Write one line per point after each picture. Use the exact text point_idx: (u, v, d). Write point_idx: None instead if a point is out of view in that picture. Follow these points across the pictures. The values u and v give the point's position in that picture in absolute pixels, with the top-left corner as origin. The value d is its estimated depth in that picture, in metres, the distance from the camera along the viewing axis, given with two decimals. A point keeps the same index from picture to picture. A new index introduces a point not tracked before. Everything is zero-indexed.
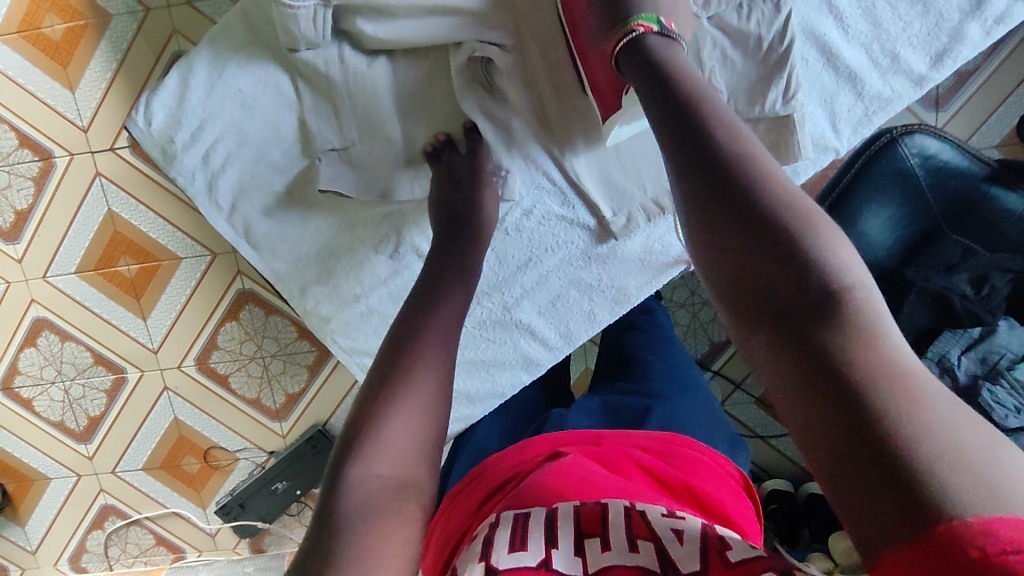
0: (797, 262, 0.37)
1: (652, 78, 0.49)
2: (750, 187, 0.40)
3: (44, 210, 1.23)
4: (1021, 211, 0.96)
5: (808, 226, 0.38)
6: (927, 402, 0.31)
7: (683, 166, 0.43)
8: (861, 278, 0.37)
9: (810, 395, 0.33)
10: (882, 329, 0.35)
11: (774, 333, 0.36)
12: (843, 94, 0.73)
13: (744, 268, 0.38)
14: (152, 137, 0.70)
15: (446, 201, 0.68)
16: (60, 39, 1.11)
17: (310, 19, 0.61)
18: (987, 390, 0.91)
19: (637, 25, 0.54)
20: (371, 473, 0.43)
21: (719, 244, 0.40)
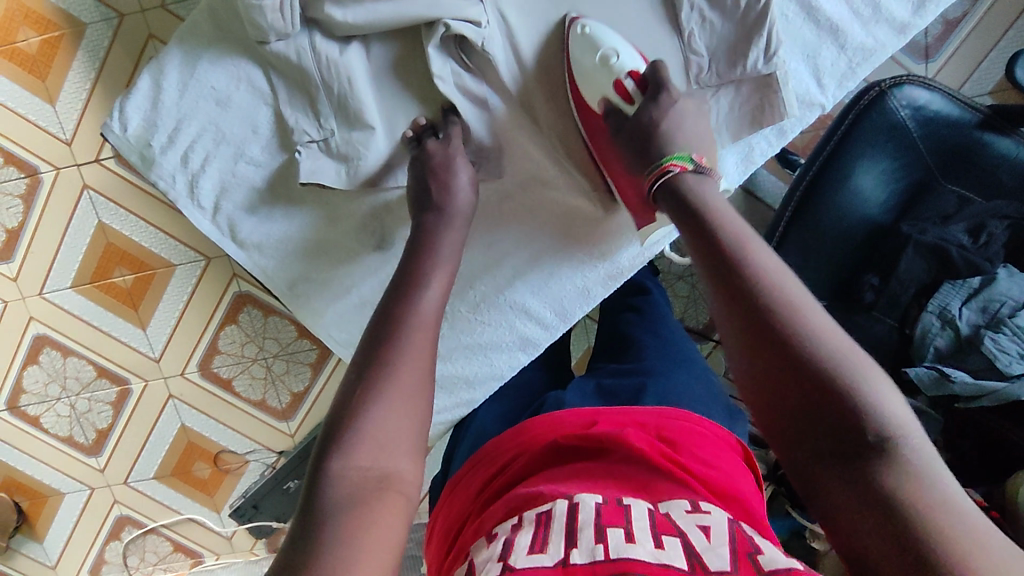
0: (851, 408, 0.42)
1: (693, 216, 0.55)
2: (800, 337, 0.45)
3: (34, 226, 1.24)
4: (1014, 156, 0.95)
5: (857, 373, 0.44)
6: (979, 537, 0.36)
7: (733, 316, 0.48)
8: (910, 424, 0.42)
9: (876, 531, 0.38)
10: (934, 469, 0.40)
11: (838, 477, 0.41)
12: (826, 47, 0.72)
13: (804, 415, 0.44)
14: (129, 142, 0.69)
15: (417, 191, 0.67)
16: (36, 52, 1.14)
17: (276, 9, 0.61)
18: (990, 338, 0.90)
19: (671, 164, 0.59)
20: (351, 466, 0.45)
21: (776, 388, 0.45)
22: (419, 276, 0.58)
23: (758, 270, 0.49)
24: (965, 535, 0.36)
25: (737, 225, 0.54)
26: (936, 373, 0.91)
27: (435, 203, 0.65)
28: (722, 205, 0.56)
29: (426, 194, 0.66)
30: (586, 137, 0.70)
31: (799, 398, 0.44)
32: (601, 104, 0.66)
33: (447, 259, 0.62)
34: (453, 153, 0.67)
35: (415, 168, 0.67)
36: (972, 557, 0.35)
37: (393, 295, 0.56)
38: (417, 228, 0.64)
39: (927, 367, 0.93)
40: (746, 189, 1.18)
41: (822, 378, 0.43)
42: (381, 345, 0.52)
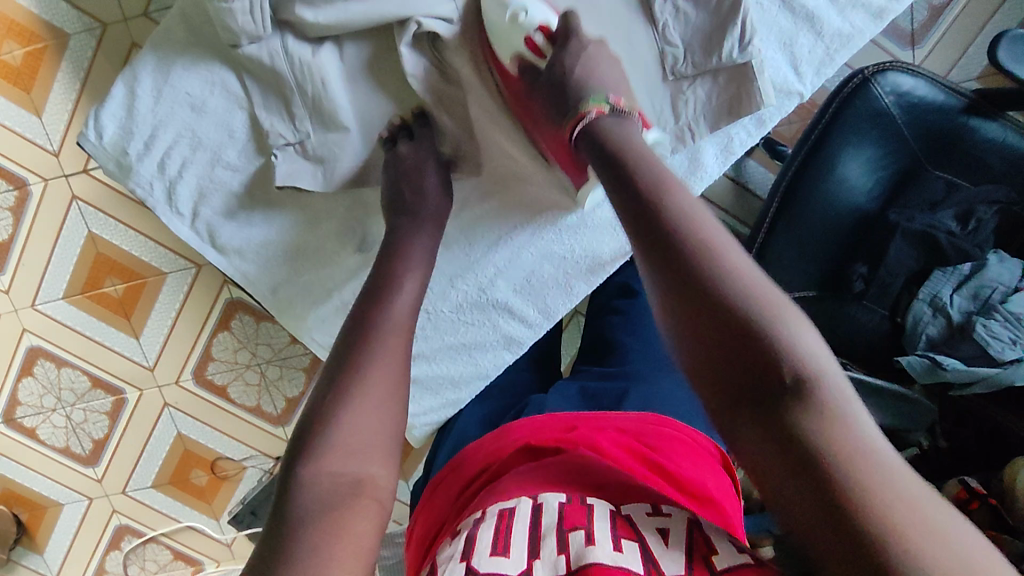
0: (766, 351, 0.41)
1: (612, 160, 0.53)
2: (715, 277, 0.44)
3: (25, 238, 1.24)
4: (1003, 141, 0.94)
5: (771, 312, 0.42)
6: (888, 474, 0.35)
7: (648, 257, 0.47)
8: (824, 359, 0.41)
9: (790, 474, 0.37)
10: (849, 410, 0.39)
11: (754, 422, 0.40)
12: (803, 35, 0.71)
13: (721, 358, 0.42)
14: (106, 151, 0.69)
15: (394, 193, 0.66)
16: (20, 64, 1.14)
17: (246, 12, 0.60)
18: (981, 324, 0.90)
19: (589, 109, 0.57)
20: (323, 472, 0.45)
21: (693, 330, 0.43)
22: (394, 279, 0.58)
23: (673, 208, 0.48)
24: (876, 481, 0.35)
25: (656, 165, 0.52)
26: (929, 362, 0.91)
27: (411, 206, 0.65)
28: (642, 146, 0.54)
29: (401, 197, 0.66)
30: (509, 98, 0.67)
31: (715, 343, 0.42)
32: (513, 63, 0.63)
33: (421, 263, 0.62)
34: (426, 156, 0.67)
35: (391, 171, 0.66)
36: (883, 504, 0.34)
37: (368, 298, 0.56)
38: (392, 231, 0.64)
39: (920, 356, 0.93)
40: (734, 179, 1.17)
41: (737, 321, 0.42)
42: (354, 347, 0.52)
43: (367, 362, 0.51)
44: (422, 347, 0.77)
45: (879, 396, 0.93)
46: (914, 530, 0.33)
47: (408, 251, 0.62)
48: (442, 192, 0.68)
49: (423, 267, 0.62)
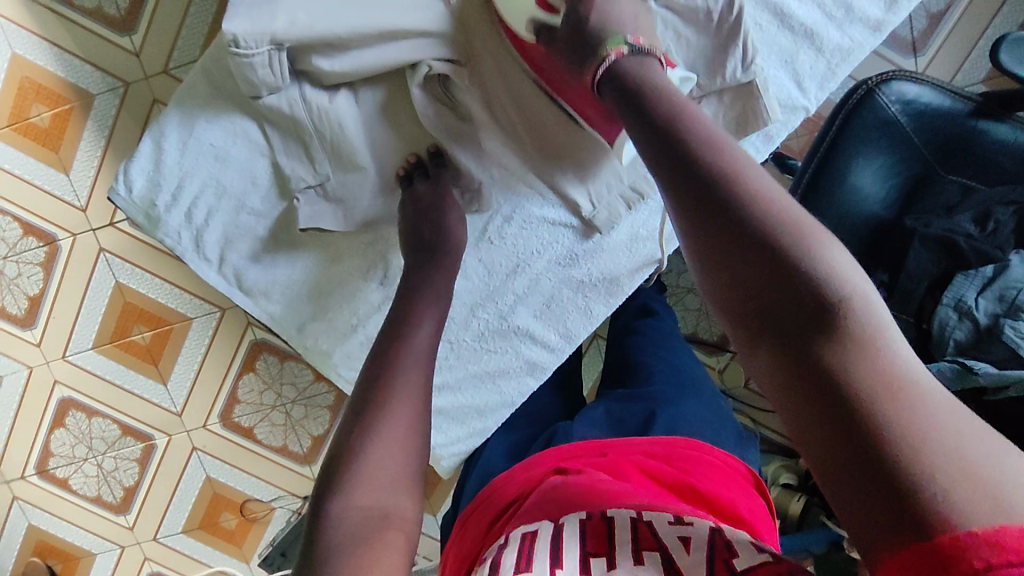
0: (797, 281, 0.38)
1: (630, 101, 0.51)
2: (739, 200, 0.41)
3: (54, 292, 1.29)
4: (1014, 141, 0.94)
5: (804, 240, 0.39)
6: (928, 406, 0.32)
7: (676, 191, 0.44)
8: (862, 291, 0.38)
9: (817, 409, 0.34)
10: (883, 338, 0.36)
11: (780, 358, 0.37)
12: (803, 52, 0.72)
13: (742, 291, 0.39)
14: (135, 204, 0.72)
15: (412, 232, 0.68)
16: (48, 125, 1.20)
17: (266, 65, 0.63)
18: (1009, 326, 0.90)
19: (610, 51, 0.55)
20: (354, 505, 0.46)
21: (717, 272, 0.41)
22: (415, 313, 0.60)
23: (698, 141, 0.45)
24: (908, 404, 0.32)
25: (677, 99, 0.50)
26: (958, 366, 0.91)
27: (428, 241, 0.67)
28: (661, 81, 0.52)
29: (418, 234, 0.68)
30: (533, 72, 0.66)
31: (742, 285, 0.39)
32: (528, 29, 0.62)
33: (442, 297, 0.63)
34: (444, 194, 0.69)
35: (408, 209, 0.68)
36: (919, 438, 0.31)
37: (390, 333, 0.58)
38: (409, 268, 0.66)
39: (949, 361, 0.93)
40: None
41: (762, 245, 0.39)
42: (379, 382, 0.53)
43: (396, 395, 0.52)
44: (447, 377, 0.77)
45: None
46: (956, 468, 0.30)
47: (429, 284, 0.64)
48: (461, 226, 0.70)
49: (442, 301, 0.63)
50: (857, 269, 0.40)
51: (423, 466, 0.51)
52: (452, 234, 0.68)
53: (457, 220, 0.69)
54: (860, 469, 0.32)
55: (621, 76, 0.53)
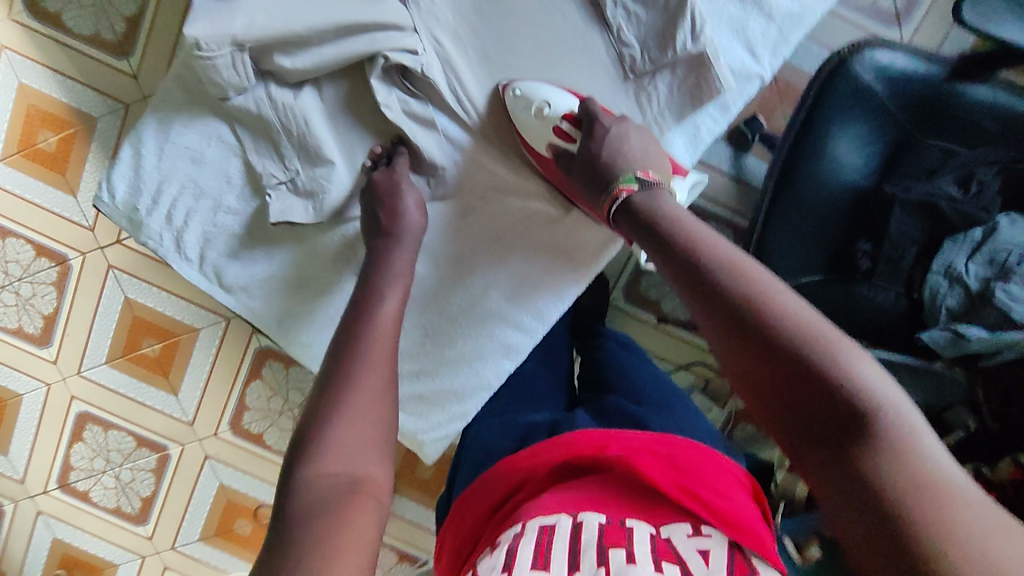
0: (824, 398, 0.43)
1: (654, 238, 0.58)
2: (764, 328, 0.47)
3: (67, 310, 1.35)
4: (996, 102, 0.91)
5: (827, 357, 0.45)
6: (961, 507, 0.37)
7: (706, 328, 0.50)
8: (891, 395, 0.43)
9: (860, 519, 0.39)
10: (917, 440, 0.40)
11: (824, 476, 0.42)
12: (753, 19, 0.72)
13: (783, 416, 0.45)
14: (119, 210, 0.76)
15: (370, 219, 0.70)
16: (54, 150, 1.27)
17: (229, 66, 0.66)
18: (1000, 290, 0.89)
19: (620, 188, 0.63)
20: (322, 473, 0.48)
21: (756, 397, 0.47)
22: (375, 293, 0.62)
23: (717, 275, 0.52)
24: (936, 503, 0.37)
25: (695, 230, 0.57)
26: (950, 333, 0.91)
27: (386, 227, 0.68)
28: (678, 211, 0.59)
29: (377, 221, 0.69)
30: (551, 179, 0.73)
31: (783, 413, 0.45)
32: (548, 149, 0.70)
33: (402, 276, 0.65)
34: (398, 179, 0.70)
35: (368, 197, 0.70)
36: (956, 541, 0.35)
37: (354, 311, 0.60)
38: (370, 253, 0.68)
39: (941, 329, 0.92)
40: (734, 176, 1.24)
41: (790, 370, 0.45)
42: (342, 360, 0.55)
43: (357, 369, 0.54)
44: (425, 362, 0.79)
45: None
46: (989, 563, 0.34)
47: (389, 265, 0.66)
48: (418, 208, 0.70)
49: (403, 280, 0.65)
50: (886, 375, 0.45)
51: (390, 435, 0.53)
52: (409, 215, 0.69)
53: (413, 204, 0.69)
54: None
55: (643, 210, 0.60)
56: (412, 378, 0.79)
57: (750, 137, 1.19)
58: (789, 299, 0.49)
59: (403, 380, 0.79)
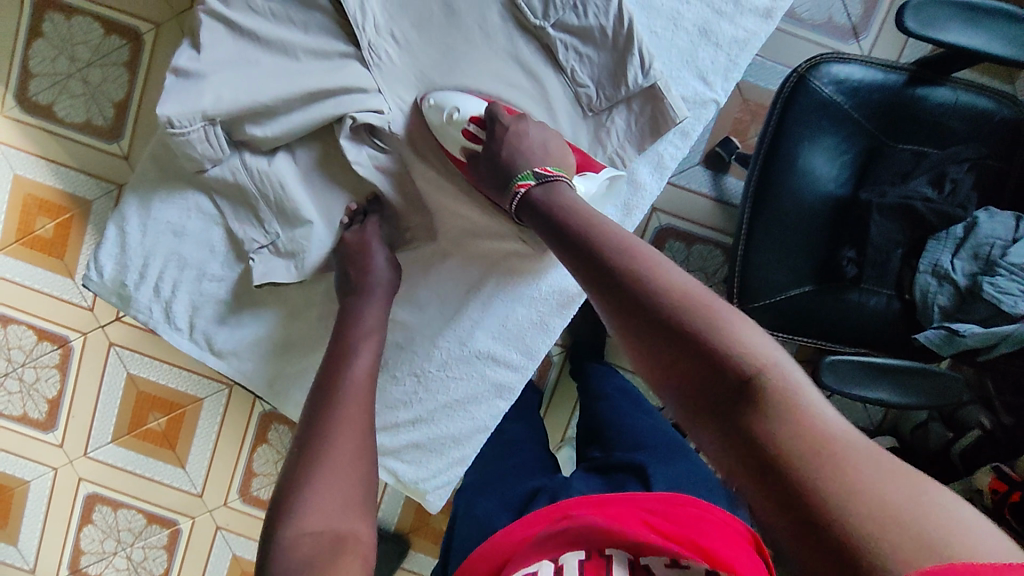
0: (710, 359, 0.43)
1: (553, 229, 0.59)
2: (646, 298, 0.48)
3: (71, 392, 1.37)
4: (957, 102, 0.93)
5: (711, 319, 0.45)
6: (845, 449, 0.36)
7: (602, 298, 0.52)
8: (774, 356, 0.43)
9: (748, 468, 0.38)
10: (804, 393, 0.40)
11: (715, 432, 0.41)
12: (702, 49, 0.74)
13: (674, 375, 0.45)
14: (107, 287, 0.77)
15: (342, 277, 0.72)
16: (52, 235, 1.30)
17: (203, 141, 0.68)
18: (988, 283, 0.89)
19: (518, 184, 0.64)
20: (304, 532, 0.48)
21: (650, 369, 0.47)
22: (345, 350, 0.65)
23: (610, 254, 0.53)
24: (820, 447, 0.36)
25: (591, 216, 0.59)
26: (944, 331, 0.90)
27: (355, 284, 0.70)
28: (575, 201, 0.61)
29: (348, 278, 0.71)
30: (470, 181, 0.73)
31: (676, 382, 0.45)
32: (461, 152, 0.71)
33: (374, 330, 0.68)
34: (369, 237, 0.72)
35: (341, 256, 0.72)
36: (841, 482, 0.34)
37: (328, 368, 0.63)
38: (342, 310, 0.69)
39: (935, 328, 0.92)
40: (716, 198, 1.27)
41: (677, 330, 0.46)
42: (319, 418, 0.57)
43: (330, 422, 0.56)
44: (418, 410, 0.79)
45: (893, 372, 0.84)
46: (882, 513, 0.32)
47: (360, 319, 0.68)
48: (386, 257, 0.72)
49: (376, 333, 0.68)
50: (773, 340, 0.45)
51: (370, 492, 0.54)
52: (376, 272, 0.71)
53: (383, 261, 0.71)
54: (794, 526, 0.34)
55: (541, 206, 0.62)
56: (408, 426, 0.79)
57: (727, 157, 1.22)
58: (678, 272, 0.51)
59: (399, 430, 0.79)
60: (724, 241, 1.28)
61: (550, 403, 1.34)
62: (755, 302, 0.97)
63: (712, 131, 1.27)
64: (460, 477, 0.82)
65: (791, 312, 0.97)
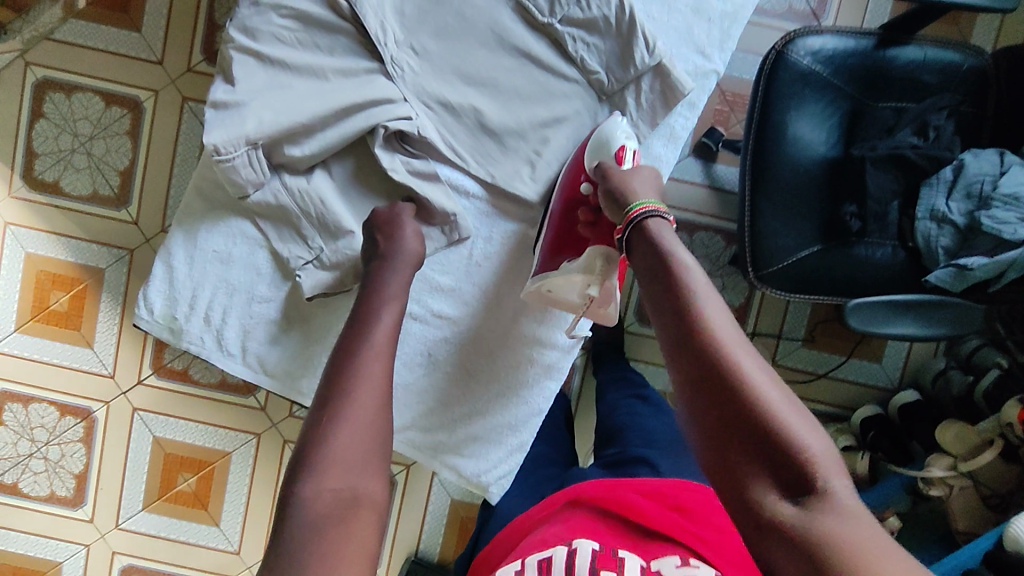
0: (791, 464, 0.48)
1: (650, 275, 0.63)
2: (733, 373, 0.53)
3: (97, 464, 1.35)
4: (925, 57, 1.01)
5: (790, 414, 0.50)
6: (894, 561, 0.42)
7: (687, 352, 0.56)
8: (836, 467, 0.49)
9: (788, 548, 0.45)
10: (858, 508, 0.46)
11: (761, 506, 0.48)
12: (696, 25, 0.81)
13: (739, 441, 0.50)
14: (159, 323, 0.80)
15: (369, 241, 0.74)
16: (67, 308, 1.31)
17: (247, 164, 0.72)
18: (986, 217, 0.95)
19: (641, 208, 0.68)
20: (325, 487, 0.50)
21: (718, 448, 0.51)
22: (368, 313, 0.65)
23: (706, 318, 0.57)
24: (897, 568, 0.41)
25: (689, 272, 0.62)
26: (954, 269, 0.95)
27: (383, 250, 0.72)
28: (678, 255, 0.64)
29: (375, 245, 0.73)
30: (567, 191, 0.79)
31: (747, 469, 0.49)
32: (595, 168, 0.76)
33: (396, 297, 0.68)
34: (399, 213, 0.75)
35: (368, 226, 0.75)
36: None
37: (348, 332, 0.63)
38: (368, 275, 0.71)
39: (944, 267, 0.97)
40: (710, 186, 1.32)
41: (757, 411, 0.50)
42: (337, 373, 0.58)
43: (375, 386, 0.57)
44: (474, 401, 0.82)
45: (916, 308, 0.89)
46: None
47: (383, 287, 0.69)
48: (415, 233, 0.74)
49: (397, 301, 0.68)
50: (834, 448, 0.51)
51: (386, 447, 0.55)
52: (405, 240, 0.72)
53: (411, 232, 0.73)
54: None
55: (647, 254, 0.65)
56: (464, 421, 0.82)
57: (713, 146, 1.29)
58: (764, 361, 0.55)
59: (457, 424, 0.82)
60: (724, 227, 1.33)
61: (576, 410, 1.32)
62: (769, 268, 1.02)
63: (696, 124, 1.34)
64: (519, 466, 0.84)
65: (804, 274, 1.02)
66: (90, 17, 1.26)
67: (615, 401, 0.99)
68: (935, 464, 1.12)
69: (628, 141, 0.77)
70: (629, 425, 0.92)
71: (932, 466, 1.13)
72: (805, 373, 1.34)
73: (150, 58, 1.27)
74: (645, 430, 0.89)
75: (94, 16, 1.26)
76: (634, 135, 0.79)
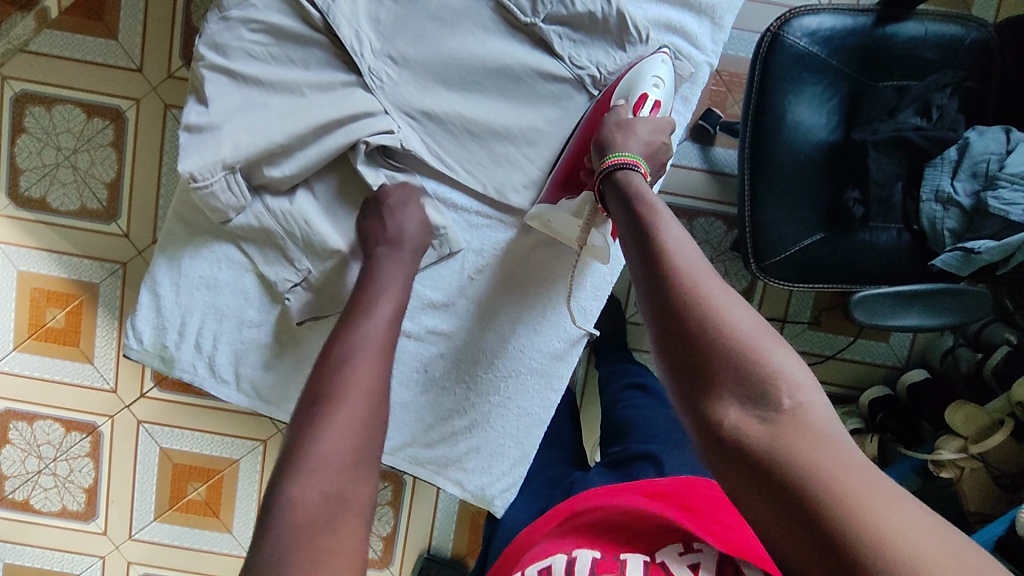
0: (756, 387, 0.45)
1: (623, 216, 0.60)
2: (696, 302, 0.49)
3: (106, 477, 1.35)
4: (926, 33, 0.97)
5: (758, 339, 0.47)
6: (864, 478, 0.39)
7: (651, 286, 0.52)
8: (812, 392, 0.44)
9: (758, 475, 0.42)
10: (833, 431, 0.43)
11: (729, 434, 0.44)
12: (686, 16, 0.78)
13: (702, 368, 0.47)
14: (149, 352, 0.78)
15: None
16: (64, 325, 1.30)
17: (225, 190, 0.70)
18: (992, 198, 0.92)
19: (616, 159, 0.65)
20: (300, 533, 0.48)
21: (683, 378, 0.48)
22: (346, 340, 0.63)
23: (672, 251, 0.53)
24: (857, 487, 0.38)
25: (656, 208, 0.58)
26: (961, 253, 0.93)
27: (388, 237, 0.70)
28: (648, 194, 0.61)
29: (379, 231, 0.71)
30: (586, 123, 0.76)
31: (708, 392, 0.46)
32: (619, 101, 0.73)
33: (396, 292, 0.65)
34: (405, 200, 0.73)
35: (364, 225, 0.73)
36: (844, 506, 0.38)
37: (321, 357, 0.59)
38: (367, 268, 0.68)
39: (950, 251, 0.95)
40: (709, 170, 1.29)
41: (722, 338, 0.47)
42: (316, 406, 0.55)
43: (366, 416, 0.54)
44: (474, 414, 0.80)
45: (922, 297, 0.86)
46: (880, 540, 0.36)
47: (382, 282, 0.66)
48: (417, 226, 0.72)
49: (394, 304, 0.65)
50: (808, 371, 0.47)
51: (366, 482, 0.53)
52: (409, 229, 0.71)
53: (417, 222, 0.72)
54: (800, 531, 0.39)
55: (620, 198, 0.62)
56: (465, 433, 0.80)
57: (711, 129, 1.25)
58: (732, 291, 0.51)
59: (458, 437, 0.80)
60: (725, 211, 1.30)
61: (581, 402, 1.31)
62: (772, 258, 0.99)
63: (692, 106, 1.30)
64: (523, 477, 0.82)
65: (807, 264, 0.99)
66: (64, 27, 1.22)
67: (617, 394, 0.98)
68: (945, 446, 1.12)
69: (654, 90, 0.73)
70: (633, 422, 0.90)
71: (942, 448, 1.12)
72: (812, 355, 1.32)
73: (129, 66, 1.23)
74: (646, 425, 0.87)
75: (68, 26, 1.23)
76: (667, 90, 0.74)
